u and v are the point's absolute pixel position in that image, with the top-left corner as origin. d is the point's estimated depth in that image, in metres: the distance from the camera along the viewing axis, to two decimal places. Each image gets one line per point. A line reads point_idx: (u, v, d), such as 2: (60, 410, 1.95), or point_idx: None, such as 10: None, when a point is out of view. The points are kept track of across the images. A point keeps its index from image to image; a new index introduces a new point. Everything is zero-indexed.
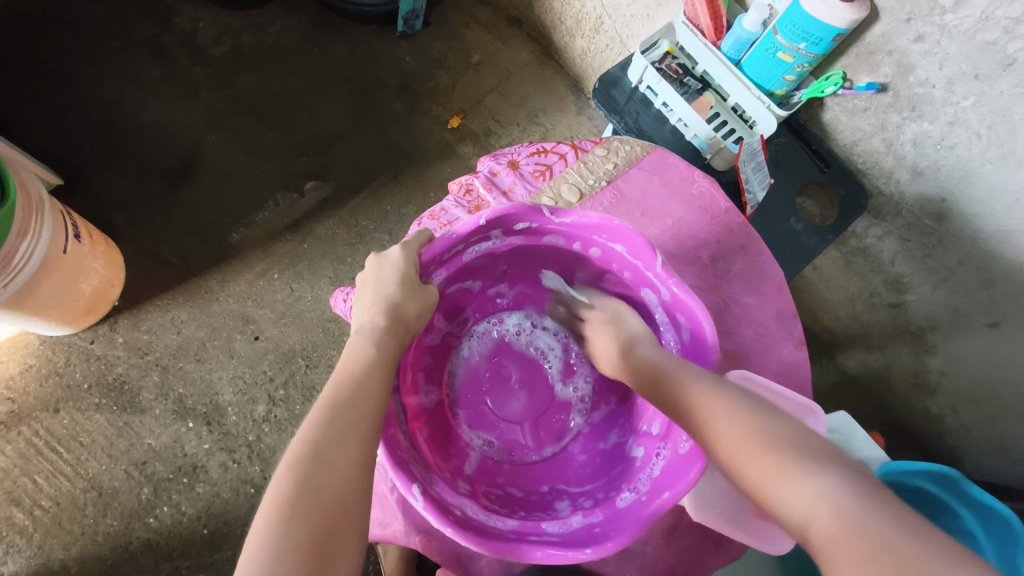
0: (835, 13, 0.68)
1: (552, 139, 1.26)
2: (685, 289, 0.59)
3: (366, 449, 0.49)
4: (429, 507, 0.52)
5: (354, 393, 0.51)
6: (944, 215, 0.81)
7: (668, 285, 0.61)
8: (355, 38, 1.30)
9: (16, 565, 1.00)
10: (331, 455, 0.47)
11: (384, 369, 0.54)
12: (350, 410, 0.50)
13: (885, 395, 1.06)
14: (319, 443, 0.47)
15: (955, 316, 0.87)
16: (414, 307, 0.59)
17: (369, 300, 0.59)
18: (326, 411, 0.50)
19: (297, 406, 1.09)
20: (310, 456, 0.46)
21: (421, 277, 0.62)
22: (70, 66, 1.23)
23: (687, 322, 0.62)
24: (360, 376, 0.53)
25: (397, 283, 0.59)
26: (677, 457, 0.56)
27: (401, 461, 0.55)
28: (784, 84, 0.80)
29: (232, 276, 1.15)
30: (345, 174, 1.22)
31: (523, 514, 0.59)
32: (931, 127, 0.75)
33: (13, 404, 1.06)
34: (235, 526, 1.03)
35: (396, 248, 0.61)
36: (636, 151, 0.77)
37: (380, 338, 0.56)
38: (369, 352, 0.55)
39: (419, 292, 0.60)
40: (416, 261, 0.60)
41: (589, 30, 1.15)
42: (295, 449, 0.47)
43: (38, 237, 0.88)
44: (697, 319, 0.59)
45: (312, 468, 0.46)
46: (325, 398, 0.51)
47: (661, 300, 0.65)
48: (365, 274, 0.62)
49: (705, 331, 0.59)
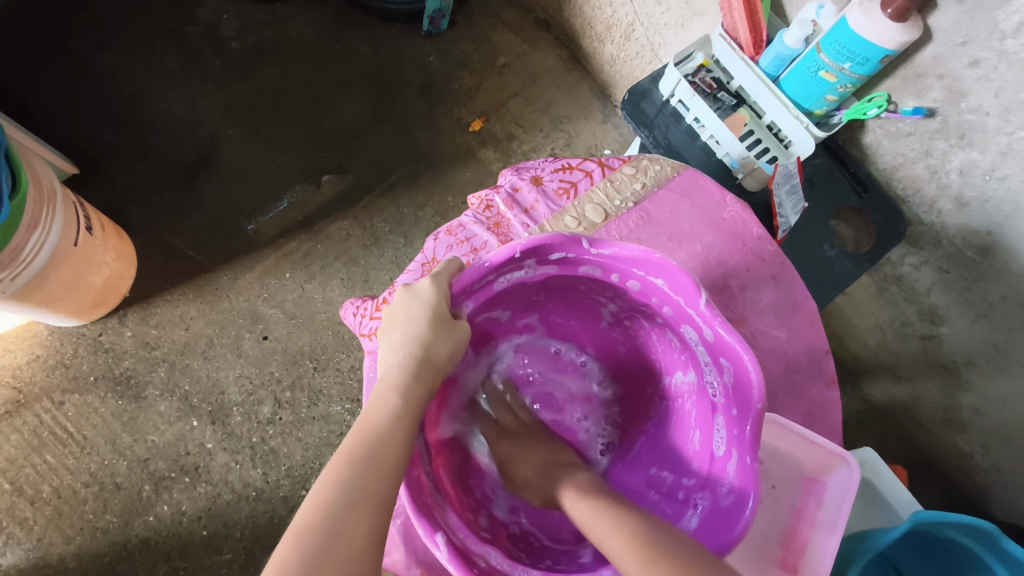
0: (886, 34, 0.64)
1: (576, 146, 1.23)
2: (730, 330, 0.51)
3: (379, 514, 0.46)
4: (452, 558, 0.49)
5: (372, 451, 0.48)
6: (989, 248, 0.76)
7: (713, 326, 0.52)
8: (379, 35, 1.27)
9: (15, 557, 0.99)
10: (341, 524, 0.44)
11: (410, 423, 0.51)
12: (370, 469, 0.47)
13: (912, 428, 1.02)
14: (332, 509, 0.45)
15: (994, 354, 0.82)
16: (447, 348, 0.55)
17: (397, 341, 0.55)
18: (344, 470, 0.47)
19: (302, 409, 1.07)
20: (321, 524, 0.44)
21: (452, 311, 0.56)
22: (91, 54, 1.21)
23: (730, 368, 0.53)
24: (382, 430, 0.50)
25: (426, 323, 0.54)
26: (716, 511, 0.53)
27: (425, 507, 0.51)
28: (824, 104, 0.75)
29: (244, 272, 1.13)
30: (363, 173, 1.19)
31: (544, 563, 0.56)
32: (980, 157, 0.71)
33: (19, 392, 1.05)
34: (235, 528, 1.01)
35: (426, 281, 0.56)
36: (666, 170, 0.74)
37: (405, 387, 0.53)
38: (393, 402, 0.52)
39: (449, 329, 0.55)
40: (446, 294, 0.55)
41: (620, 37, 1.11)
42: (305, 514, 0.45)
43: (49, 229, 0.86)
44: (744, 365, 0.50)
45: (324, 542, 0.43)
46: (346, 453, 0.49)
47: (704, 340, 0.55)
48: (394, 309, 0.57)
49: (753, 391, 0.49)
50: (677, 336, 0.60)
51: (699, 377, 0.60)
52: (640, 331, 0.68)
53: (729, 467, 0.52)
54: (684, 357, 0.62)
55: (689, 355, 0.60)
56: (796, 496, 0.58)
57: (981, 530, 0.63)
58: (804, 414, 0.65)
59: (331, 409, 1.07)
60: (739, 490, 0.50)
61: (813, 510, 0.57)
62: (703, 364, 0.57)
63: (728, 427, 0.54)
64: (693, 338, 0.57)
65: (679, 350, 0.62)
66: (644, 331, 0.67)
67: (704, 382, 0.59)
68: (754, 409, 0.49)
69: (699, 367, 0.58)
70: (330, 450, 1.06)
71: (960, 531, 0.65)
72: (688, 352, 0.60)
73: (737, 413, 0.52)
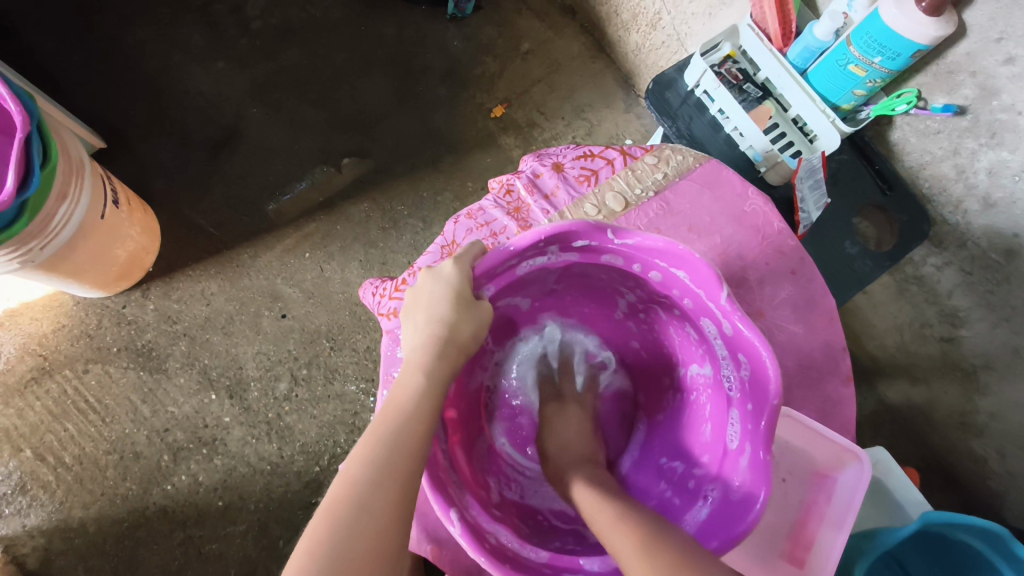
0: (917, 28, 0.63)
1: (597, 136, 1.22)
2: (750, 326, 0.50)
3: (406, 489, 0.46)
4: (466, 534, 0.50)
5: (399, 429, 0.49)
6: (1014, 251, 0.75)
7: (732, 321, 0.52)
8: (404, 18, 1.27)
9: (38, 519, 1.02)
10: (368, 500, 0.45)
11: (432, 403, 0.52)
12: (395, 449, 0.48)
13: (926, 429, 1.01)
14: (359, 483, 0.46)
15: (1015, 358, 0.81)
16: (469, 328, 0.55)
17: (421, 322, 0.56)
18: (372, 448, 0.48)
19: (318, 387, 1.09)
20: (349, 500, 0.45)
21: (473, 292, 0.56)
22: (121, 30, 1.23)
23: (748, 363, 0.53)
24: (408, 409, 0.51)
25: (450, 304, 0.55)
26: (727, 501, 0.53)
27: (441, 484, 0.52)
28: (852, 98, 0.75)
29: (265, 249, 1.15)
30: (384, 155, 1.20)
31: (557, 545, 0.57)
32: (1011, 157, 0.69)
33: (44, 359, 1.08)
34: (249, 500, 1.03)
35: (449, 262, 0.57)
36: (688, 161, 0.73)
37: (429, 366, 0.54)
38: (418, 381, 0.53)
39: (472, 310, 0.55)
40: (468, 277, 0.56)
41: (646, 26, 1.10)
42: (335, 490, 0.46)
43: (77, 201, 0.88)
44: (761, 360, 0.50)
45: (352, 516, 0.44)
46: (373, 432, 0.50)
47: (722, 333, 0.55)
48: (417, 291, 0.58)
49: (771, 386, 0.49)
50: (695, 329, 0.60)
51: (716, 371, 0.60)
52: (657, 323, 0.68)
53: (741, 460, 0.53)
54: (702, 350, 0.61)
55: (706, 348, 0.60)
56: (805, 491, 0.58)
57: (993, 531, 0.64)
58: (818, 410, 0.65)
59: (346, 389, 1.09)
60: (750, 482, 0.51)
61: (824, 505, 0.57)
62: (721, 357, 0.57)
63: (743, 422, 0.54)
64: (712, 331, 0.57)
65: (696, 343, 0.62)
66: (661, 323, 0.67)
67: (720, 376, 0.59)
68: (769, 404, 0.49)
69: (717, 361, 0.58)
70: (344, 428, 1.07)
71: (972, 529, 0.65)
72: (705, 345, 0.60)
73: (752, 406, 0.52)
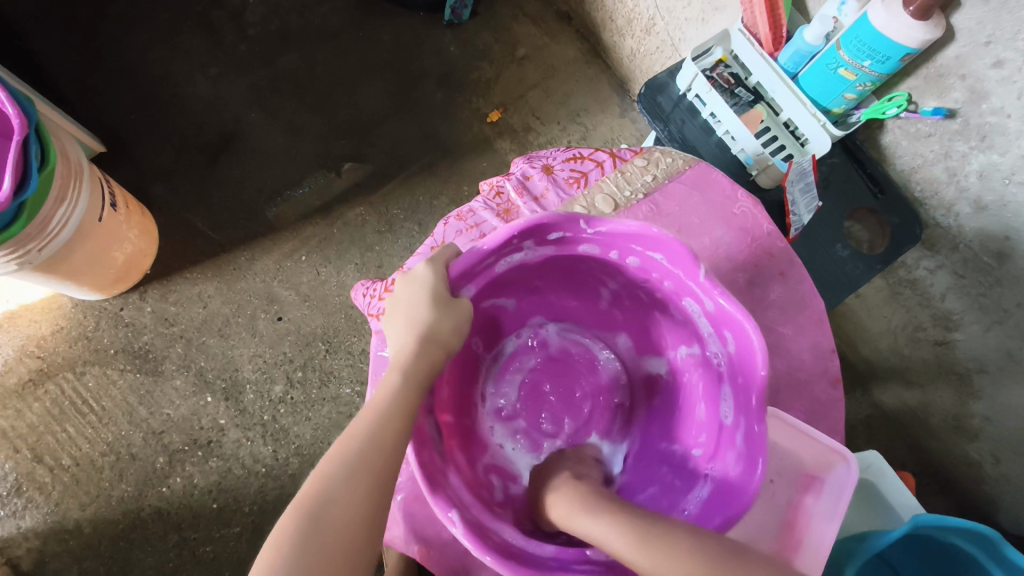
0: (906, 31, 0.64)
1: (592, 140, 1.23)
2: (730, 299, 0.51)
3: (376, 490, 0.47)
4: (467, 534, 0.50)
5: (374, 429, 0.49)
6: (1006, 254, 0.75)
7: (713, 297, 0.53)
8: (402, 24, 1.28)
9: (34, 520, 1.03)
10: (337, 497, 0.45)
11: (409, 402, 0.51)
12: (366, 451, 0.48)
13: (921, 433, 1.01)
14: (330, 480, 0.46)
15: (1008, 361, 0.81)
16: (449, 325, 0.55)
17: (403, 323, 0.56)
18: (346, 446, 0.48)
19: (313, 389, 1.09)
20: (318, 497, 0.45)
21: (451, 292, 0.57)
22: (122, 35, 1.24)
23: (733, 339, 0.53)
24: (385, 407, 0.51)
25: (428, 305, 0.55)
26: (728, 481, 0.54)
27: (437, 484, 0.52)
28: (843, 102, 0.75)
29: (262, 253, 1.16)
30: (381, 160, 1.21)
31: (561, 538, 0.57)
32: (1001, 160, 0.70)
33: (42, 361, 1.09)
34: (244, 503, 1.04)
35: (424, 264, 0.57)
36: (678, 164, 0.74)
37: (408, 365, 0.53)
38: (395, 378, 0.53)
39: (451, 308, 0.56)
40: (444, 277, 0.56)
41: (641, 31, 1.11)
42: (307, 487, 0.46)
43: (75, 204, 0.88)
44: (746, 335, 0.50)
45: (320, 513, 0.44)
46: (351, 430, 0.50)
47: (705, 312, 0.55)
48: (396, 297, 0.58)
49: (757, 359, 0.50)
50: (678, 312, 0.61)
51: (703, 351, 0.60)
52: (644, 312, 0.68)
53: (736, 440, 0.53)
54: (687, 332, 0.62)
55: (691, 329, 0.60)
56: (793, 493, 0.58)
57: (980, 535, 0.63)
58: (807, 412, 0.65)
59: (341, 391, 1.09)
60: (746, 464, 0.51)
61: (811, 504, 0.57)
62: (706, 336, 0.58)
63: (734, 402, 0.54)
64: (695, 310, 0.57)
65: (682, 325, 0.62)
66: (646, 309, 0.67)
67: (708, 355, 0.59)
68: (757, 378, 0.50)
69: (703, 340, 0.59)
70: (338, 431, 1.07)
71: (960, 533, 0.64)
72: (690, 326, 0.60)
73: (742, 382, 0.52)
